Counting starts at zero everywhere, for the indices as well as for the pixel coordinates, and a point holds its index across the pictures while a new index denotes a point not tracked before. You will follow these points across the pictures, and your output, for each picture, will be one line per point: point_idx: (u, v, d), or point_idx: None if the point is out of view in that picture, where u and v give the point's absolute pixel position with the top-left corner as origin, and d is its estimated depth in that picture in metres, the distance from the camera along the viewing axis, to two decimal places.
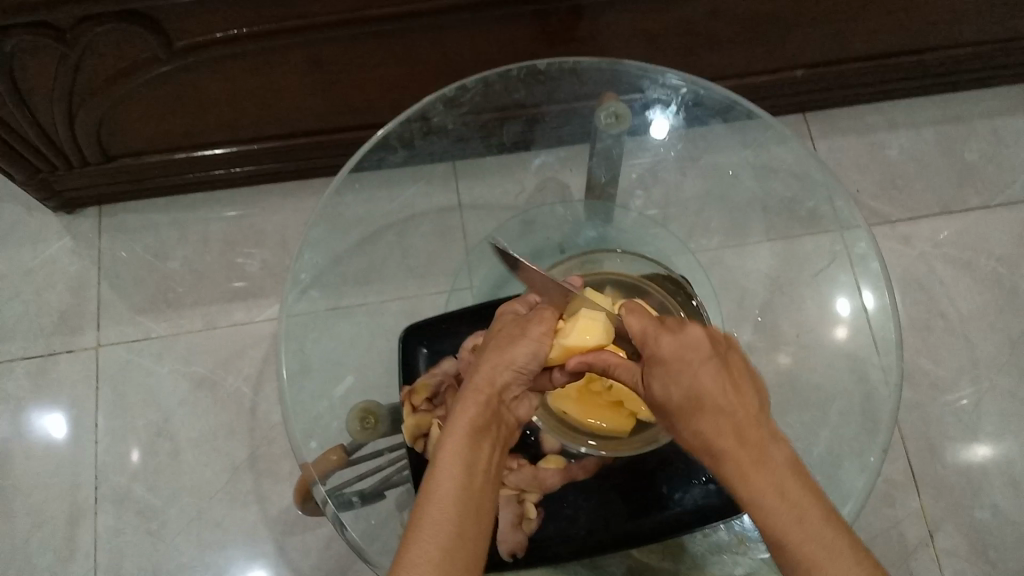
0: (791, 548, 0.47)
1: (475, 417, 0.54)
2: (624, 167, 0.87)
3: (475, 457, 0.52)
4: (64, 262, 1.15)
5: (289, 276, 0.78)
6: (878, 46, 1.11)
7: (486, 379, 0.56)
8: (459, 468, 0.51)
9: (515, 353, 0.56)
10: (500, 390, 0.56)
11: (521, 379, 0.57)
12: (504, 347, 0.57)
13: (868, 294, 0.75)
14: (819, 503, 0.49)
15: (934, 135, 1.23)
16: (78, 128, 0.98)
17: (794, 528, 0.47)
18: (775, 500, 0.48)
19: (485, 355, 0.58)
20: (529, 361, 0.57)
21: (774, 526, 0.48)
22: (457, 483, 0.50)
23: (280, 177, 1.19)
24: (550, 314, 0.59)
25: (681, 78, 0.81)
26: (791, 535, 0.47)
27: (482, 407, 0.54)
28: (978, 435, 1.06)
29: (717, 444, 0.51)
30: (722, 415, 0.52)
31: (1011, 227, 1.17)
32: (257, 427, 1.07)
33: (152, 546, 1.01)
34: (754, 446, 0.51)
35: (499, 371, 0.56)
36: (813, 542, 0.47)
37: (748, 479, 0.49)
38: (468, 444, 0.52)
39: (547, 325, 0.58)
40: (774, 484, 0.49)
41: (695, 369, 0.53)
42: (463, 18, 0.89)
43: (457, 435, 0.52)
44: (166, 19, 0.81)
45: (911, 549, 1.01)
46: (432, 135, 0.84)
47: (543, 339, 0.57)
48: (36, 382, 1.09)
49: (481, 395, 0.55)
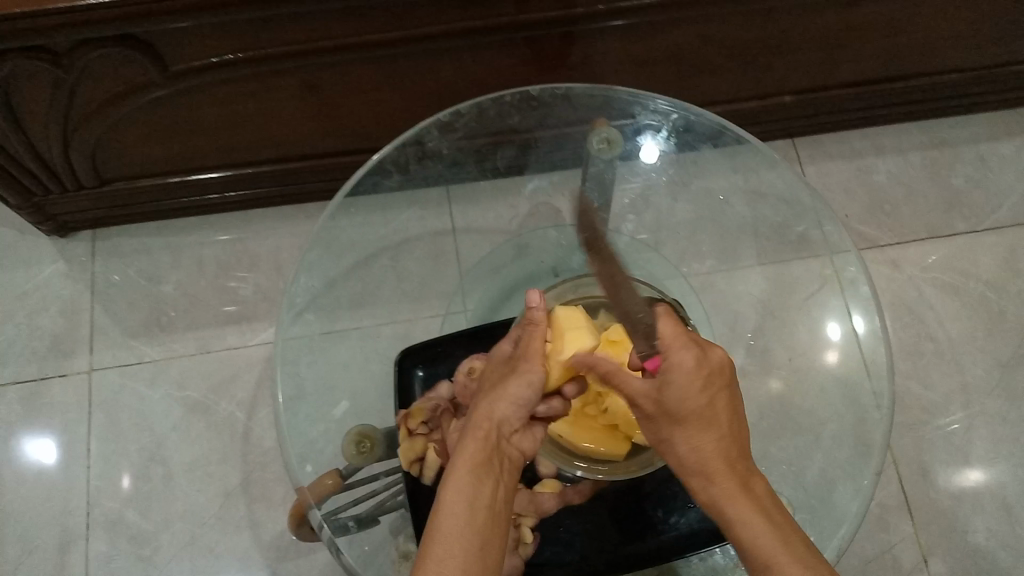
0: (774, 571, 0.50)
1: (476, 453, 0.54)
2: (616, 192, 0.87)
3: (478, 490, 0.52)
4: (58, 286, 1.15)
5: (285, 300, 0.78)
6: (864, 72, 1.13)
7: (485, 415, 0.56)
8: (462, 503, 0.51)
9: (512, 387, 0.57)
10: (499, 425, 0.56)
11: (522, 413, 0.57)
12: (499, 384, 0.57)
13: (857, 319, 0.76)
14: (798, 531, 0.52)
15: (920, 160, 1.25)
16: (73, 151, 0.99)
17: (779, 548, 0.50)
18: (762, 523, 0.52)
19: (483, 391, 0.58)
20: (528, 394, 0.57)
21: (760, 546, 0.51)
22: (460, 519, 0.51)
23: (275, 202, 1.20)
24: (536, 346, 0.58)
25: (671, 104, 0.82)
26: (777, 557, 0.50)
27: (481, 443, 0.55)
28: (969, 459, 1.07)
29: (711, 465, 0.54)
30: (720, 441, 0.55)
31: (997, 252, 1.19)
32: (250, 452, 1.06)
33: (144, 572, 1.00)
34: (744, 473, 0.55)
35: (496, 407, 0.56)
36: (795, 566, 0.50)
37: (739, 498, 0.53)
38: (471, 480, 0.53)
39: (535, 355, 0.58)
40: (758, 508, 0.53)
41: (712, 392, 0.56)
42: (457, 45, 0.91)
43: (459, 471, 0.53)
44: (162, 44, 0.82)
45: (905, 574, 1.01)
46: (427, 159, 0.85)
47: (539, 372, 0.57)
48: (28, 407, 1.08)
49: (481, 431, 0.56)
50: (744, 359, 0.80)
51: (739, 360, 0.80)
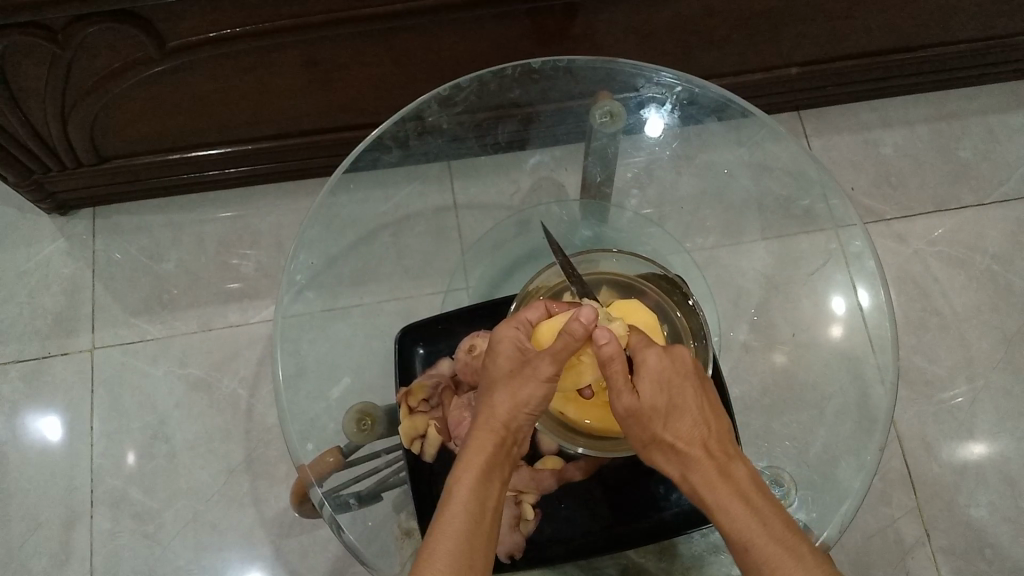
0: (755, 554, 0.50)
1: (485, 457, 0.55)
2: (619, 167, 0.88)
3: (485, 493, 0.54)
4: (58, 264, 1.15)
5: (284, 278, 0.77)
6: (873, 43, 1.11)
7: (499, 420, 0.56)
8: (473, 504, 0.53)
9: (528, 396, 0.56)
10: (513, 431, 0.57)
11: (531, 419, 0.57)
12: (516, 388, 0.56)
13: (862, 293, 0.75)
14: (780, 512, 0.52)
15: (927, 132, 1.23)
16: (70, 128, 0.98)
17: (758, 532, 0.51)
18: (737, 507, 0.52)
19: (494, 389, 0.57)
20: (539, 401, 0.57)
21: (738, 529, 0.51)
22: (468, 520, 0.52)
23: (274, 178, 1.19)
24: (561, 353, 0.55)
25: (676, 77, 0.80)
26: (756, 540, 0.50)
27: (493, 446, 0.55)
28: (973, 433, 1.06)
29: (688, 459, 0.54)
30: (695, 432, 0.55)
31: (1005, 225, 1.18)
32: (253, 428, 1.07)
33: (149, 547, 1.01)
34: (720, 459, 0.54)
35: (513, 414, 0.56)
36: (774, 544, 0.50)
37: (717, 487, 0.53)
38: (478, 482, 0.54)
39: (557, 363, 0.56)
40: (736, 491, 0.53)
41: (679, 383, 0.56)
42: (457, 17, 0.89)
43: (468, 473, 0.54)
44: (159, 19, 0.81)
45: (907, 547, 1.01)
46: (427, 134, 0.83)
47: (553, 380, 0.56)
48: (31, 385, 1.08)
49: (494, 434, 0.56)
50: (749, 334, 0.81)
51: (742, 335, 0.81)
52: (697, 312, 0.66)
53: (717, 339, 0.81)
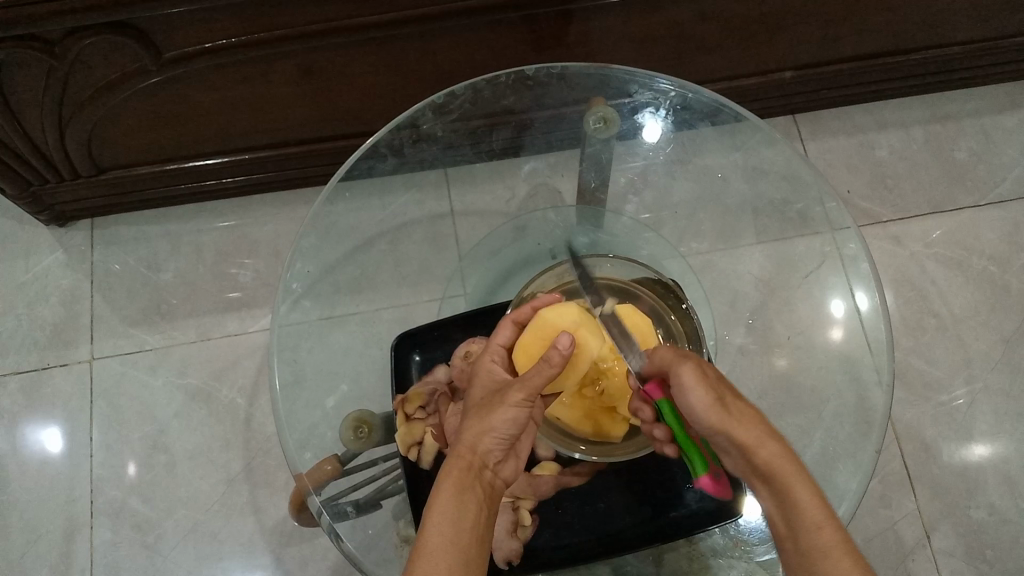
0: (824, 530, 0.50)
1: (456, 482, 0.53)
2: (614, 172, 0.86)
3: (462, 512, 0.52)
4: (57, 275, 1.15)
5: (281, 287, 0.77)
6: (867, 46, 1.11)
7: (468, 445, 0.56)
8: (448, 523, 0.51)
9: (495, 421, 0.56)
10: (484, 456, 0.56)
11: (503, 445, 0.57)
12: (483, 415, 0.57)
13: (861, 296, 0.75)
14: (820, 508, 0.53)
15: (922, 134, 1.24)
16: (68, 140, 0.98)
17: (823, 512, 0.50)
18: (810, 488, 0.51)
19: (468, 418, 0.58)
20: (510, 425, 0.56)
21: (809, 510, 0.51)
22: (444, 537, 0.50)
23: (271, 188, 1.19)
24: (535, 379, 0.56)
25: (671, 83, 0.80)
26: (823, 515, 0.50)
27: (464, 470, 0.54)
28: (973, 435, 1.06)
29: (757, 432, 0.53)
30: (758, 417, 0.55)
31: (1001, 226, 1.18)
32: (252, 437, 1.07)
33: (149, 558, 1.01)
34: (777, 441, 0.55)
35: (481, 438, 0.56)
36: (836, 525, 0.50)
37: (785, 462, 0.53)
38: (453, 504, 0.52)
39: (527, 387, 0.56)
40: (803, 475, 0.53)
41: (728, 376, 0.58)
42: (452, 25, 0.90)
43: (442, 496, 0.52)
44: (155, 30, 0.81)
45: (908, 550, 1.01)
46: (422, 142, 0.84)
47: (523, 404, 0.56)
48: (30, 397, 1.08)
49: (463, 461, 0.55)
50: (746, 337, 0.80)
51: (740, 338, 0.81)
52: (691, 316, 0.67)
53: (713, 344, 0.80)
